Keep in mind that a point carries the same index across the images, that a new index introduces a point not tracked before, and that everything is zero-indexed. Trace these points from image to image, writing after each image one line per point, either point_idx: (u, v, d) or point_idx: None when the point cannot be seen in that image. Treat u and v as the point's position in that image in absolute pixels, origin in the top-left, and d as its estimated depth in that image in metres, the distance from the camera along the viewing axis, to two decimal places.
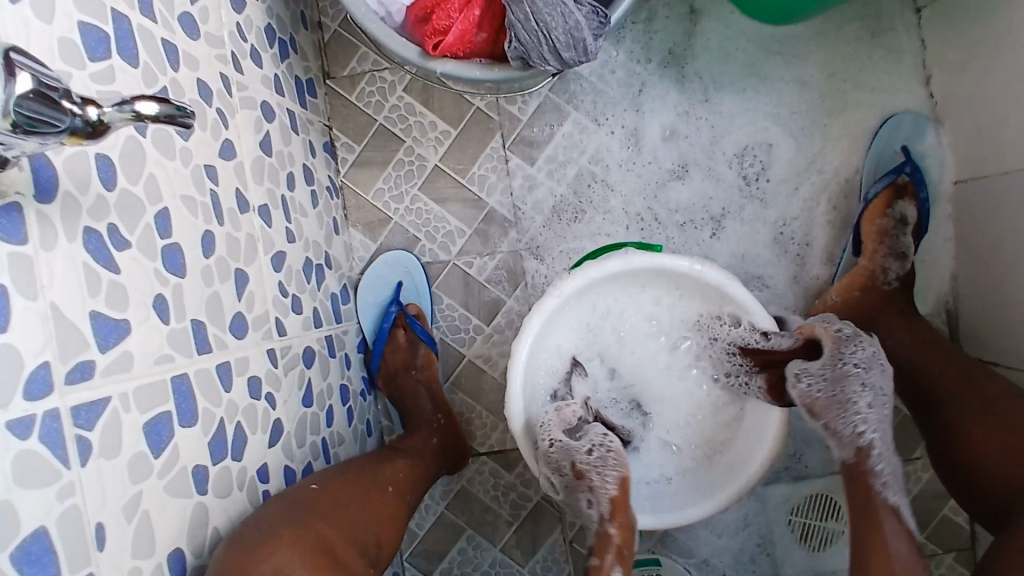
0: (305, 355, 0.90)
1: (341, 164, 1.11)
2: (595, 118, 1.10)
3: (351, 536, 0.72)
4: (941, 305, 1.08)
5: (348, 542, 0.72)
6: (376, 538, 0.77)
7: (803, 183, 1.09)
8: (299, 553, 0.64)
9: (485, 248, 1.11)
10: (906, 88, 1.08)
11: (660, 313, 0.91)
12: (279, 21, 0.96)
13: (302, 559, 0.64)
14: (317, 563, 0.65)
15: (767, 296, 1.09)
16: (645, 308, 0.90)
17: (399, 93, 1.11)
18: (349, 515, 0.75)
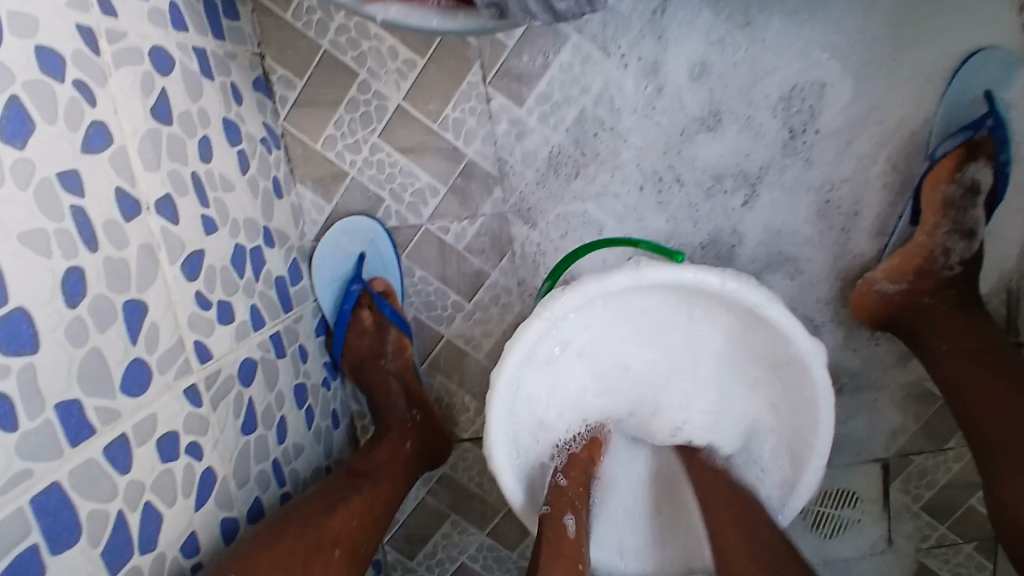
0: (243, 369, 0.74)
1: (280, 104, 0.89)
2: (602, 46, 0.86)
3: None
4: (1001, 283, 0.90)
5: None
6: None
7: (859, 136, 0.87)
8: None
9: (464, 211, 0.92)
10: (1001, 9, 0.82)
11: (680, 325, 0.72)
12: None
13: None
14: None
15: (798, 283, 0.93)
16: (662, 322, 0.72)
17: (347, 10, 0.86)
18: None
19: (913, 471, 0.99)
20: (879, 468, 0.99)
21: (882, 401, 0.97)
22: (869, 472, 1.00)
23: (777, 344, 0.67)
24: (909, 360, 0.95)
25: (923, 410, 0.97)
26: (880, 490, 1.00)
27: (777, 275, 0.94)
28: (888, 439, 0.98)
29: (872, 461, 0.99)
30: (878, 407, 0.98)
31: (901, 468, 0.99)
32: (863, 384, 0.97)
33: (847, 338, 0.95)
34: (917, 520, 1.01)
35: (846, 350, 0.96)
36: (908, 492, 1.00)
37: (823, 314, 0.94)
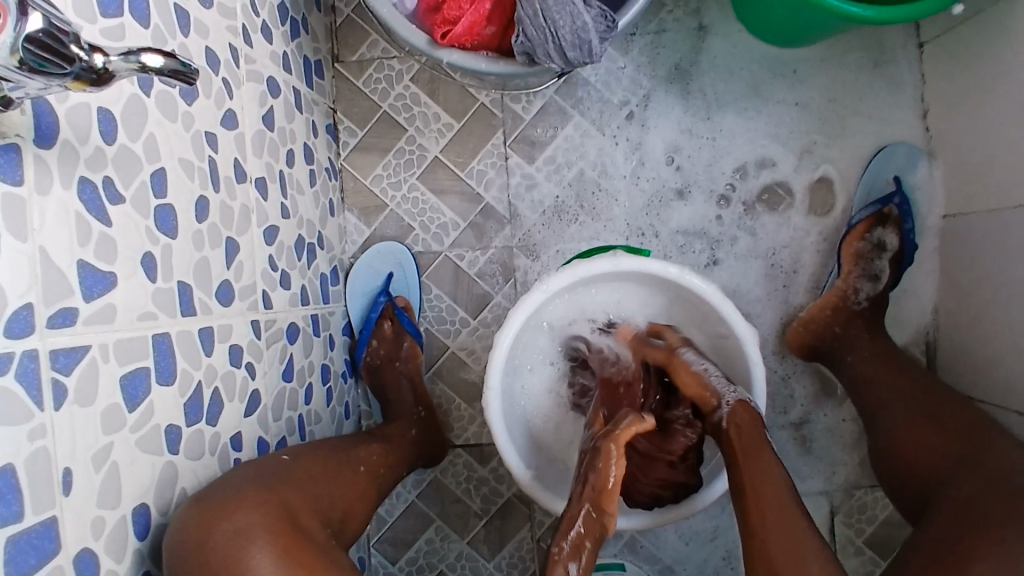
0: (289, 329, 0.90)
1: (343, 147, 1.13)
2: (599, 126, 1.11)
3: (318, 509, 0.75)
4: (919, 336, 1.09)
5: (313, 512, 0.73)
6: (343, 514, 0.79)
7: (796, 208, 1.10)
8: (261, 515, 0.65)
9: (478, 243, 1.12)
10: (904, 119, 1.09)
11: (639, 309, 0.92)
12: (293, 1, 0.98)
13: (263, 525, 0.64)
14: (277, 528, 0.65)
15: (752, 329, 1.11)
16: (622, 300, 0.92)
17: (405, 82, 1.12)
18: (316, 486, 0.77)
19: (855, 505, 1.11)
20: (824, 502, 1.11)
21: (824, 438, 1.11)
22: (815, 506, 1.11)
23: (716, 326, 0.86)
24: (843, 401, 1.11)
25: (860, 446, 1.11)
26: (826, 524, 1.11)
27: None
28: (832, 474, 1.11)
29: (818, 495, 1.11)
30: (823, 445, 1.11)
31: (844, 502, 1.11)
32: (809, 421, 1.12)
33: (792, 379, 1.12)
34: (862, 556, 1.10)
35: (794, 390, 1.12)
36: (851, 526, 1.11)
37: (774, 357, 1.12)
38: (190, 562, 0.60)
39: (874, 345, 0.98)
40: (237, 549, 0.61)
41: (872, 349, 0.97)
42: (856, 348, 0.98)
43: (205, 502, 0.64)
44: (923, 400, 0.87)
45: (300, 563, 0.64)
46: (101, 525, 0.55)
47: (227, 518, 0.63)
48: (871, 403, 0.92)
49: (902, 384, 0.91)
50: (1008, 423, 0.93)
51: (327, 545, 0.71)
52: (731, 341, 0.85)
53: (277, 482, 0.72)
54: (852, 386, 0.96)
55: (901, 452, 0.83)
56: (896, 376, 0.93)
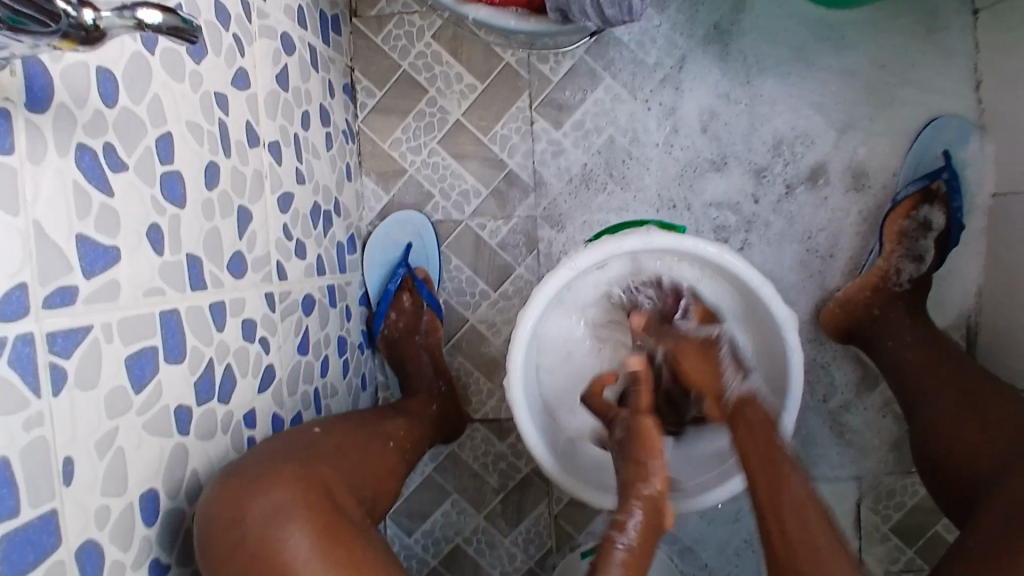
0: (305, 301, 0.87)
1: (360, 108, 1.07)
2: (630, 89, 1.05)
3: (353, 485, 0.72)
4: (963, 319, 1.04)
5: (348, 488, 0.71)
6: (375, 489, 0.77)
7: (839, 180, 1.04)
8: (298, 492, 0.63)
9: (501, 212, 1.07)
10: (960, 88, 1.02)
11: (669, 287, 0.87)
12: None
13: (300, 503, 0.62)
14: (314, 507, 0.62)
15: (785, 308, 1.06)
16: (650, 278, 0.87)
17: (427, 39, 1.06)
18: (349, 462, 0.74)
19: (885, 492, 1.07)
20: (853, 486, 1.08)
21: (855, 422, 1.07)
22: (843, 490, 1.08)
23: (751, 306, 0.82)
24: (878, 384, 1.07)
25: (893, 431, 1.07)
26: (853, 508, 1.08)
27: None
28: (862, 459, 1.08)
29: (847, 480, 1.08)
30: (855, 429, 1.08)
31: (873, 486, 1.07)
32: (841, 404, 1.08)
33: (825, 360, 1.07)
34: (889, 543, 1.07)
35: (826, 371, 1.08)
36: (878, 512, 1.08)
37: (808, 337, 1.07)
38: (222, 541, 0.58)
39: (915, 330, 0.92)
40: (272, 529, 0.59)
41: (918, 334, 0.92)
42: (896, 332, 0.93)
43: (236, 478, 0.62)
44: (968, 390, 0.82)
45: (336, 545, 0.61)
46: (107, 513, 0.53)
47: (261, 495, 0.61)
48: (916, 392, 0.87)
49: (945, 374, 0.85)
50: None
51: (362, 522, 0.68)
52: (770, 325, 0.80)
53: (311, 456, 0.69)
54: (892, 370, 0.91)
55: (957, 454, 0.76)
56: (926, 355, 0.89)
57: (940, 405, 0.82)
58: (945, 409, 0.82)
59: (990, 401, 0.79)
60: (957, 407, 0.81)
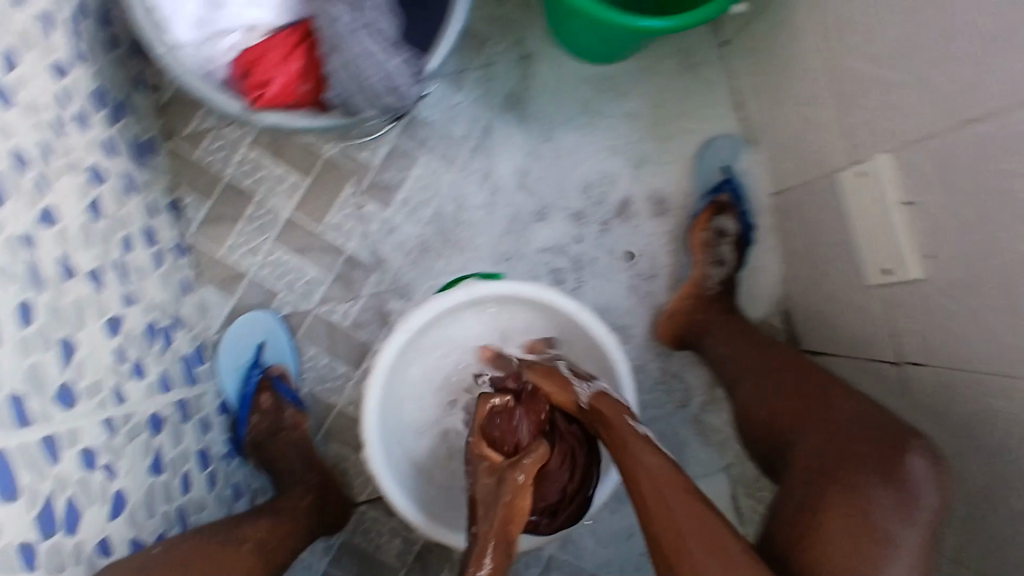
0: (151, 421, 0.86)
1: (190, 222, 1.09)
2: (446, 162, 1.14)
3: None
4: (776, 306, 1.17)
5: None
6: None
7: (645, 208, 1.17)
8: None
9: (348, 294, 1.11)
10: (723, 114, 1.19)
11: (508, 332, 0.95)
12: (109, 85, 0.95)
13: None
14: None
15: (625, 328, 1.16)
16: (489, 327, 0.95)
17: (244, 147, 1.11)
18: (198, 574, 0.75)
19: (753, 475, 1.17)
20: (724, 477, 1.16)
21: (712, 418, 1.17)
22: (716, 483, 1.16)
23: (579, 336, 0.91)
24: None
25: None
26: (729, 498, 1.16)
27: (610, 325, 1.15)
28: (725, 450, 1.17)
29: (717, 473, 1.16)
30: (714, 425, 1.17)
31: (740, 473, 1.16)
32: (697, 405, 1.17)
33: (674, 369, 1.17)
34: None
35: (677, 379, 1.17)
36: (751, 496, 1.16)
37: (653, 351, 1.16)
38: None
39: (732, 324, 1.04)
40: None
41: (731, 327, 1.04)
42: (718, 331, 1.04)
43: None
44: (775, 361, 0.93)
45: None
46: None
47: None
48: (736, 371, 0.97)
49: (758, 351, 0.97)
50: (856, 372, 1.02)
51: None
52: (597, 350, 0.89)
53: None
54: (717, 362, 1.02)
55: (768, 417, 0.86)
56: (752, 348, 0.98)
57: (754, 376, 0.93)
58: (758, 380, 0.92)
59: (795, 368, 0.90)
60: (768, 377, 0.91)
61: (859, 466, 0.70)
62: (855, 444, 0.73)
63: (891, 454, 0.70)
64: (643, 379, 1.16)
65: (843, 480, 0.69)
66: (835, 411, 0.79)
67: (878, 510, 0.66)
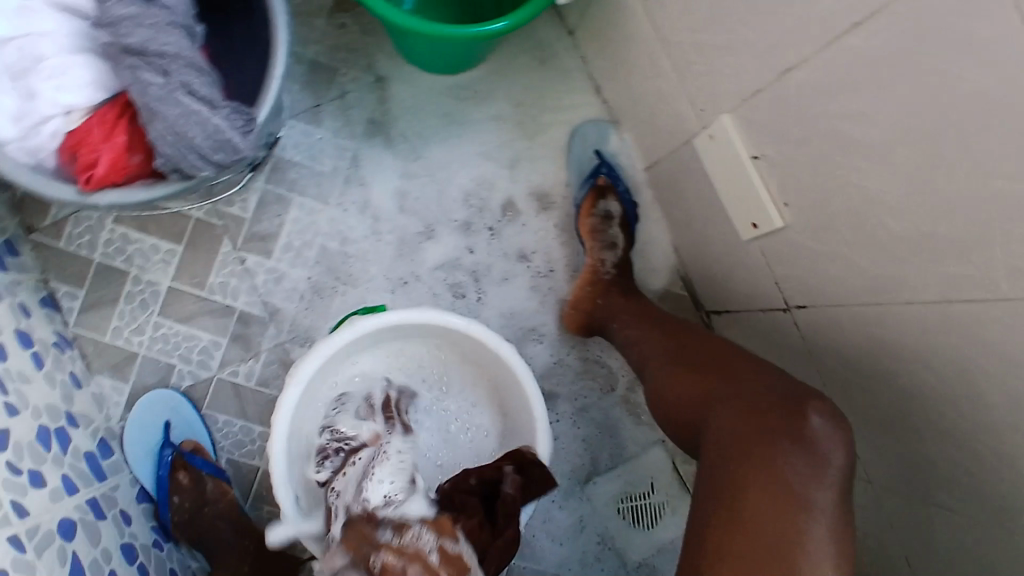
0: (62, 528, 0.82)
1: (69, 314, 1.05)
2: (322, 199, 1.12)
3: None
4: (674, 275, 1.20)
5: None
6: None
7: (529, 205, 1.17)
8: None
9: (248, 352, 1.08)
10: (585, 99, 1.21)
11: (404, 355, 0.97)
12: None
13: None
14: None
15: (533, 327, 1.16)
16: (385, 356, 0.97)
17: (109, 226, 1.07)
18: None
19: None
20: (662, 450, 1.18)
21: (639, 395, 1.18)
22: (657, 457, 1.17)
23: (472, 345, 0.93)
24: None
25: None
26: (670, 469, 1.18)
27: (520, 327, 1.16)
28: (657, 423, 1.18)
29: (655, 447, 1.18)
30: (643, 402, 1.18)
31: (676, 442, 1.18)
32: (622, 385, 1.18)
33: (592, 356, 1.18)
34: None
35: (598, 364, 1.18)
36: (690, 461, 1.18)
37: (568, 343, 1.17)
38: None
39: (622, 302, 1.07)
40: None
41: (627, 306, 1.07)
42: (614, 314, 1.06)
43: None
44: (669, 338, 0.98)
45: None
46: None
47: None
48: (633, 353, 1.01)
49: (649, 329, 1.01)
50: (753, 322, 1.07)
51: None
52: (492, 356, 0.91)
53: None
54: (620, 345, 1.05)
55: (663, 396, 0.91)
56: (654, 332, 1.00)
57: (648, 359, 0.97)
58: (654, 361, 0.96)
59: (684, 343, 0.95)
60: (664, 355, 0.95)
61: (763, 434, 0.74)
62: (763, 421, 0.76)
63: (791, 412, 0.75)
64: (564, 372, 1.17)
65: (755, 451, 0.74)
66: (743, 387, 0.82)
67: (794, 477, 0.71)
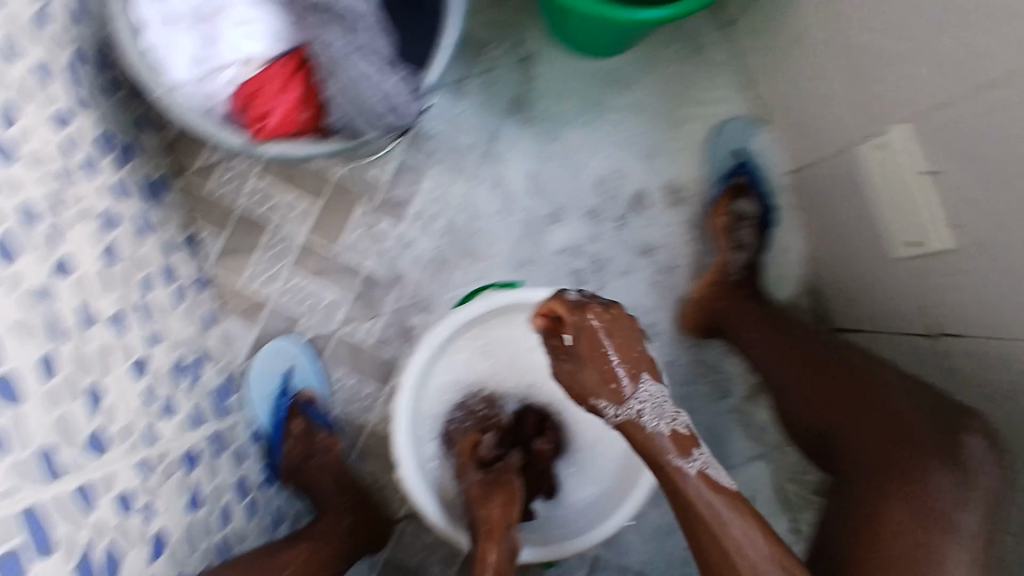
0: (186, 457, 0.87)
1: (210, 255, 1.11)
2: (455, 171, 1.13)
3: None
4: (804, 287, 1.15)
5: None
6: None
7: (659, 199, 1.15)
8: None
9: (369, 312, 1.11)
10: (734, 95, 1.16)
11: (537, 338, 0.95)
12: (115, 127, 0.96)
13: None
14: None
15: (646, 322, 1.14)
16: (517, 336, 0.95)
17: (255, 176, 1.11)
18: None
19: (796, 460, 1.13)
20: (765, 465, 1.13)
21: (749, 406, 1.14)
22: (759, 471, 1.13)
23: None
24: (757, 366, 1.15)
25: None
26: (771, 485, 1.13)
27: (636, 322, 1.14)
28: (763, 436, 1.14)
29: (759, 460, 1.14)
30: (752, 413, 1.14)
31: (780, 460, 1.13)
32: (732, 393, 1.15)
33: (703, 359, 1.15)
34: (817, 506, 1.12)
35: (711, 369, 1.14)
36: (793, 480, 1.13)
37: (681, 343, 1.15)
38: None
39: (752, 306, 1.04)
40: None
41: (758, 310, 1.03)
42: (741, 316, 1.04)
43: None
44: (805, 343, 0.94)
45: None
46: None
47: None
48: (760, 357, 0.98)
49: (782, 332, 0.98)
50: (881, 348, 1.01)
51: None
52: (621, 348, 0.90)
53: None
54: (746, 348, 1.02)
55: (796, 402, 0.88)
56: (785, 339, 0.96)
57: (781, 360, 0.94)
58: (787, 364, 0.93)
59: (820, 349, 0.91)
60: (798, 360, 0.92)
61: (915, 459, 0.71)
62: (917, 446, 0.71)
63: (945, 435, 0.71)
64: (675, 372, 1.14)
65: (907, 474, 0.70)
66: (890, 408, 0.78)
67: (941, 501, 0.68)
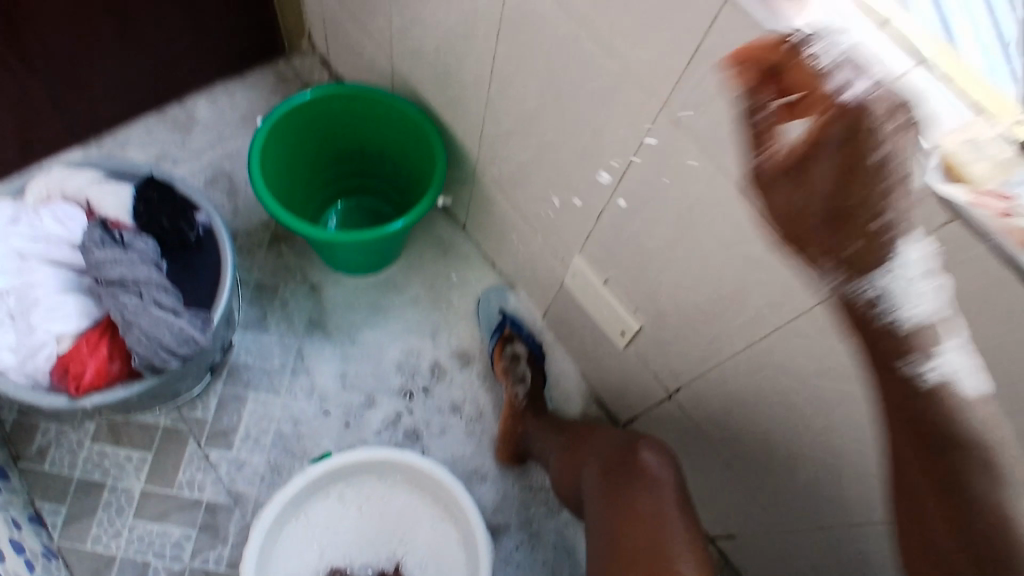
0: None
1: (53, 529, 1.16)
2: (273, 390, 1.30)
3: None
4: (587, 399, 1.40)
5: None
6: None
7: (451, 364, 1.38)
8: None
9: (216, 538, 1.19)
10: (484, 272, 1.47)
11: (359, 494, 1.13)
12: None
13: None
14: None
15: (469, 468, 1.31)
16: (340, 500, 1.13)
17: (87, 444, 1.21)
18: None
19: None
20: None
21: None
22: None
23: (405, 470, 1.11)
24: None
25: None
26: None
27: (460, 470, 1.31)
28: None
29: None
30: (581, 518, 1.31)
31: None
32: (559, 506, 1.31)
33: (527, 484, 1.32)
34: None
35: (535, 490, 1.31)
36: None
37: (504, 476, 1.32)
38: None
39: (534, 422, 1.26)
40: None
41: (541, 424, 1.25)
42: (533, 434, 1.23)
43: None
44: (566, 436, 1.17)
45: None
46: None
47: None
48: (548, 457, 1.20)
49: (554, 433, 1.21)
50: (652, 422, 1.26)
51: None
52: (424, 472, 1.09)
53: None
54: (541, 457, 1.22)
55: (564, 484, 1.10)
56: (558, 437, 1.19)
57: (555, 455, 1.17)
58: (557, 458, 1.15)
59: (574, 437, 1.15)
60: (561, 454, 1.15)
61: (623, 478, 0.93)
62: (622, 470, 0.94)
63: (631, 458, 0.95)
64: (506, 503, 1.30)
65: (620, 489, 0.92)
66: (589, 450, 1.07)
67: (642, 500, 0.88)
